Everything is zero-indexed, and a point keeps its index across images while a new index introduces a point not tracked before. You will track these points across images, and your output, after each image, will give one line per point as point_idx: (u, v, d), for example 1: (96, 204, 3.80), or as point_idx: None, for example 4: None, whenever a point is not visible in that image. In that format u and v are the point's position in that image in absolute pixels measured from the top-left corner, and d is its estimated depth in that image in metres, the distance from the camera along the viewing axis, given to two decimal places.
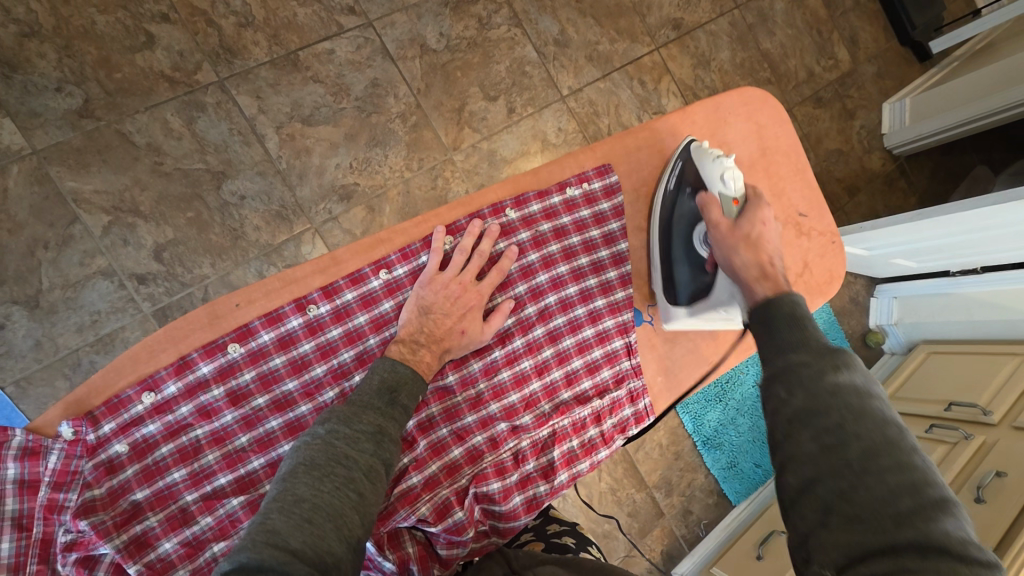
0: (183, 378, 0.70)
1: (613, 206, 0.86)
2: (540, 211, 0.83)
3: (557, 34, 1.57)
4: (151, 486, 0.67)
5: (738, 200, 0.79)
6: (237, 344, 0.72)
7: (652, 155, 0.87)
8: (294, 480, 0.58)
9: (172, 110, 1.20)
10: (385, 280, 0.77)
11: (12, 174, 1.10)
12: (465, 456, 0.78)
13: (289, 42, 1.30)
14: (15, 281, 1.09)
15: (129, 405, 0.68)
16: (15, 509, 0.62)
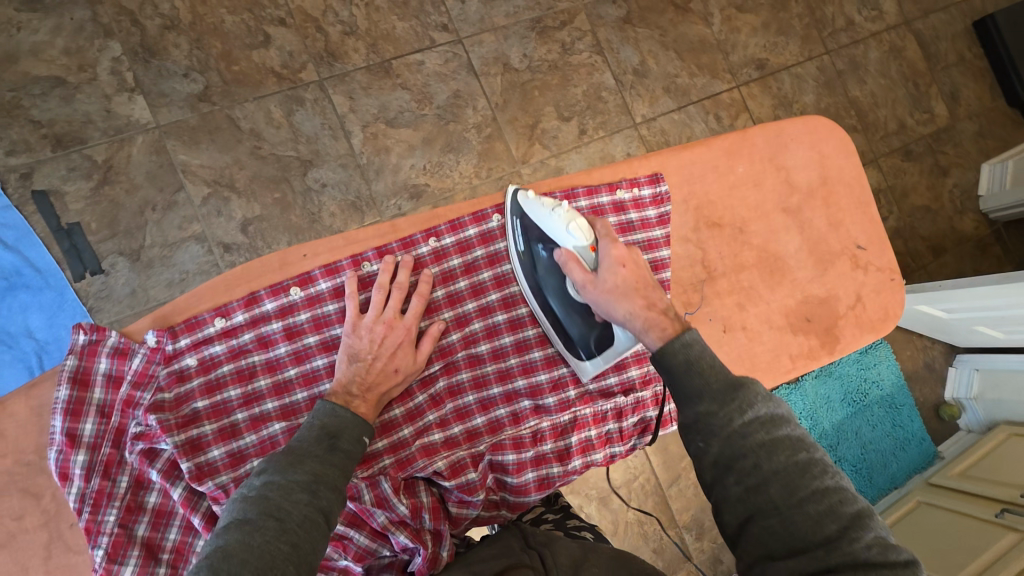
0: (250, 311, 0.77)
1: (659, 214, 0.80)
2: (587, 207, 0.79)
3: (637, 64, 1.61)
4: (210, 398, 0.74)
5: (590, 246, 0.76)
6: (298, 287, 0.78)
7: (707, 172, 0.83)
8: (311, 441, 0.66)
9: (276, 102, 1.34)
10: (433, 248, 0.82)
11: (137, 143, 1.26)
12: (486, 426, 0.80)
13: (385, 52, 1.42)
14: (124, 235, 1.23)
15: (203, 326, 0.75)
16: (101, 398, 0.72)
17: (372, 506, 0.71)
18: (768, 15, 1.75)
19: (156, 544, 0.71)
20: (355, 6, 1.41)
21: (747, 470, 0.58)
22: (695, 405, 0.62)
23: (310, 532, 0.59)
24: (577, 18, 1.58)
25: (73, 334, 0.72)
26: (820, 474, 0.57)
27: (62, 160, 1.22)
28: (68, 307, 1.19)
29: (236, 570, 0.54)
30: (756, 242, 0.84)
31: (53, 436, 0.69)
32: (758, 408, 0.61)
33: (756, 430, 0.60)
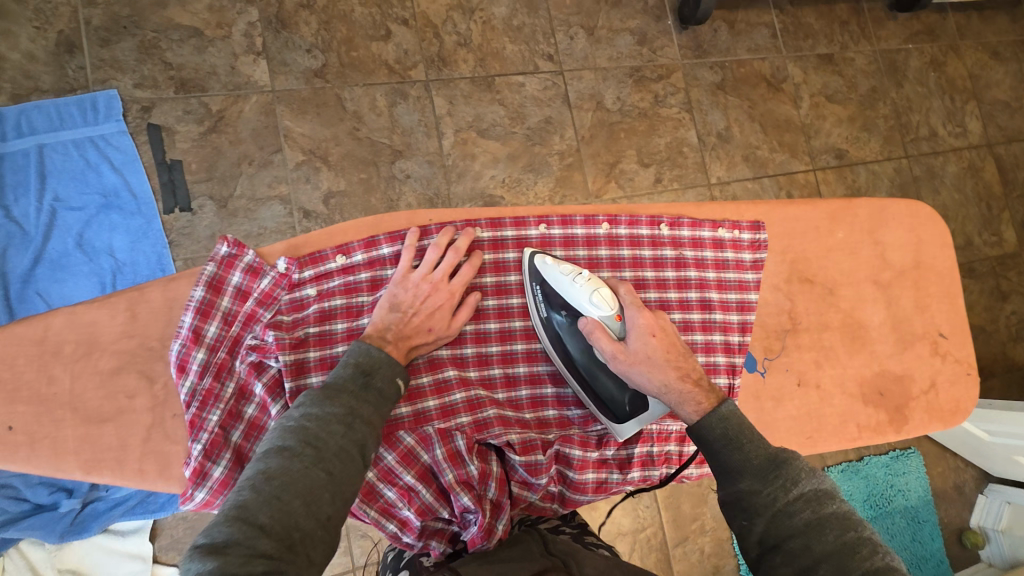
0: (369, 251, 0.76)
1: (754, 259, 0.81)
2: (688, 238, 0.80)
3: (722, 128, 1.66)
4: (320, 326, 0.73)
5: (615, 314, 0.75)
6: (413, 237, 0.77)
7: (807, 230, 0.85)
8: (344, 377, 0.67)
9: (382, 92, 1.42)
10: (541, 232, 0.79)
11: (250, 102, 1.34)
12: (556, 419, 0.80)
13: (491, 68, 1.50)
14: (219, 181, 1.29)
15: (326, 260, 0.75)
16: (227, 308, 0.72)
17: (444, 459, 0.73)
18: (856, 110, 1.80)
19: (243, 454, 0.70)
20: (473, 21, 1.50)
21: (795, 550, 0.59)
22: (737, 482, 0.64)
23: (344, 466, 0.60)
24: (674, 74, 1.64)
25: (217, 244, 0.73)
26: (870, 554, 0.57)
27: (181, 102, 1.29)
28: (151, 237, 1.24)
29: (276, 494, 0.56)
30: (841, 306, 0.85)
31: (180, 330, 0.71)
32: (801, 484, 0.62)
33: (800, 508, 0.61)
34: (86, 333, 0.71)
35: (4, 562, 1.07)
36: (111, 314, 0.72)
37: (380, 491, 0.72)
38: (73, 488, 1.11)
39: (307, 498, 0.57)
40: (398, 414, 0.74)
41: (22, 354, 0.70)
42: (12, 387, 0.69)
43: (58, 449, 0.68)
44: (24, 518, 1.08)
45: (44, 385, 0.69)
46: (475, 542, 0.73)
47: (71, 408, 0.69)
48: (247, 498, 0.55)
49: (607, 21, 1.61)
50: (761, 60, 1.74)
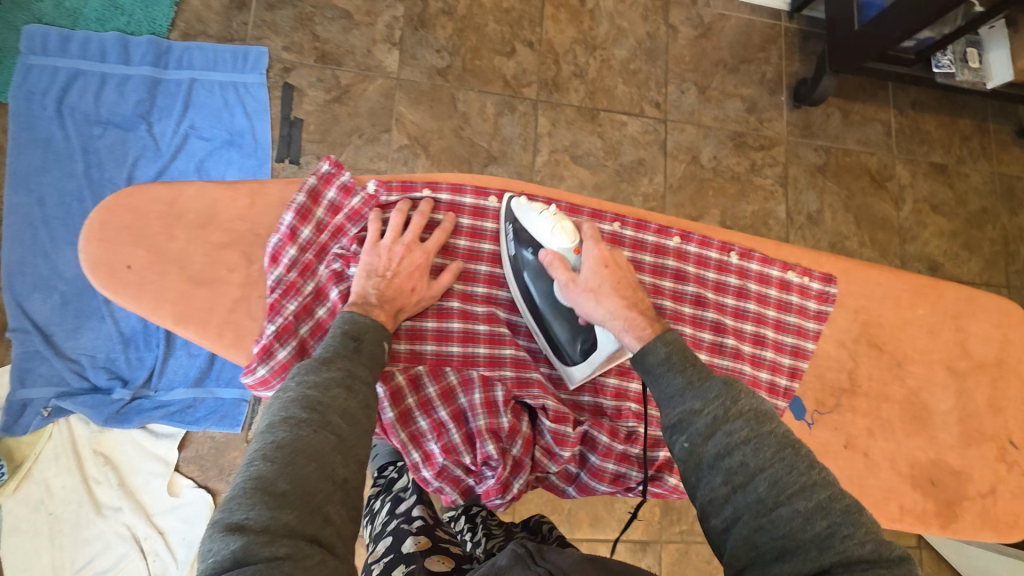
0: (454, 198, 0.81)
1: (819, 309, 0.79)
2: (755, 271, 0.79)
3: (813, 211, 1.64)
4: None
5: (574, 247, 0.75)
6: (496, 199, 0.83)
7: (888, 297, 0.81)
8: (336, 344, 0.67)
9: (493, 101, 1.50)
10: (613, 231, 0.77)
11: (375, 84, 1.45)
12: (590, 406, 0.82)
13: (599, 102, 1.56)
14: (329, 145, 1.40)
15: (415, 192, 0.81)
16: (321, 217, 0.78)
17: (479, 405, 0.76)
18: (960, 225, 1.72)
19: (306, 348, 0.75)
20: (593, 58, 1.58)
21: (732, 468, 0.55)
22: (679, 404, 0.61)
23: (351, 426, 0.62)
24: (777, 148, 1.65)
25: (320, 160, 0.79)
26: (807, 470, 0.54)
27: (317, 71, 1.42)
28: (258, 177, 1.34)
29: (290, 460, 0.56)
30: (907, 381, 0.81)
31: (279, 226, 0.76)
32: (741, 402, 0.58)
33: (739, 425, 0.57)
34: (208, 205, 0.77)
35: (53, 430, 1.18)
36: (233, 196, 0.78)
37: (415, 419, 0.75)
38: (129, 380, 1.21)
39: (320, 462, 0.57)
40: (449, 352, 0.78)
41: (154, 212, 0.75)
42: (138, 234, 0.74)
43: (159, 297, 0.73)
44: (81, 395, 1.18)
45: (165, 240, 0.75)
46: (490, 494, 0.77)
47: (179, 266, 0.74)
48: (260, 470, 0.55)
49: (721, 84, 1.64)
50: (870, 154, 1.71)
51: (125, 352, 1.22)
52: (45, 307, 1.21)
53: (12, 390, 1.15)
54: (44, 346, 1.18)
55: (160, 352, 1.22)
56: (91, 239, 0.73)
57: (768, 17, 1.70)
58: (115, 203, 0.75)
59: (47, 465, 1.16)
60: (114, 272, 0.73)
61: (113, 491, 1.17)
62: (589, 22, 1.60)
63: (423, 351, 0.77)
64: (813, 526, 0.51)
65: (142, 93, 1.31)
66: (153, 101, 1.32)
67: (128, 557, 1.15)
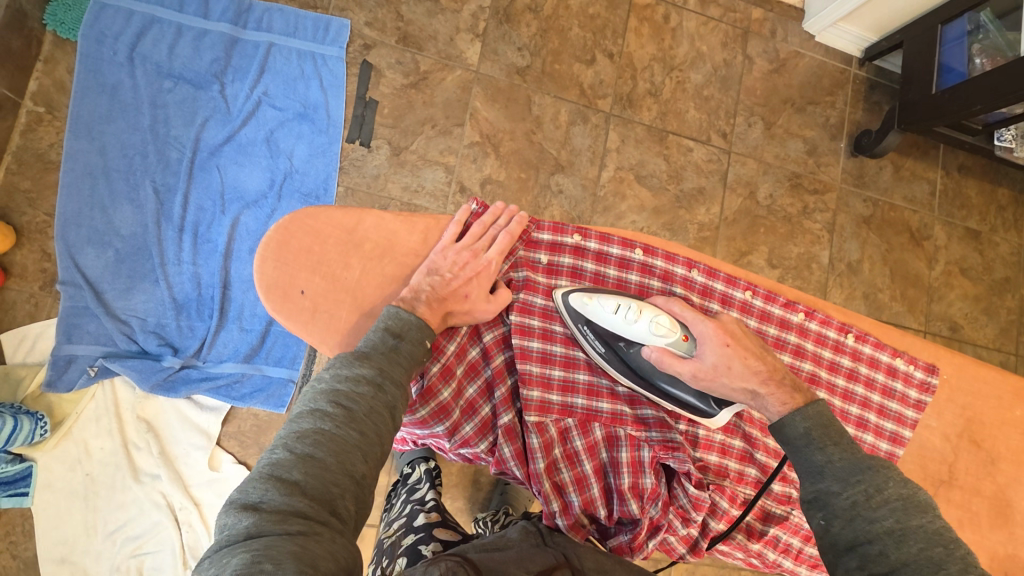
0: (601, 246, 0.81)
1: (919, 399, 0.82)
2: (867, 354, 0.82)
3: (853, 260, 1.68)
4: (545, 300, 0.80)
5: (681, 338, 0.75)
6: (641, 252, 0.81)
7: (990, 395, 0.84)
8: (375, 341, 0.67)
9: (568, 109, 1.48)
10: (744, 299, 0.82)
11: (454, 75, 1.41)
12: (715, 467, 0.81)
13: (669, 124, 1.56)
14: (401, 132, 1.36)
15: (566, 237, 0.80)
16: None
17: (625, 464, 0.79)
18: (983, 290, 1.80)
19: (460, 389, 0.76)
20: (669, 77, 1.57)
21: (869, 555, 0.59)
22: (818, 482, 0.65)
23: (376, 424, 0.61)
24: (830, 193, 1.68)
25: (467, 200, 0.81)
26: (954, 572, 0.56)
27: (397, 52, 1.38)
28: (328, 157, 1.30)
29: (308, 452, 0.56)
30: (997, 478, 0.83)
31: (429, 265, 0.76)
32: (887, 491, 0.61)
33: (884, 514, 0.60)
34: (386, 236, 0.77)
35: (97, 390, 1.15)
36: (409, 230, 0.78)
37: (559, 470, 0.78)
38: (180, 349, 1.18)
39: (341, 456, 0.57)
40: (598, 407, 0.79)
41: (332, 237, 0.75)
42: (318, 260, 0.74)
43: (330, 325, 0.73)
44: (130, 358, 1.15)
45: (339, 267, 0.74)
46: (622, 549, 0.83)
47: (351, 295, 0.74)
48: (280, 457, 0.56)
49: (786, 123, 1.66)
50: (913, 212, 1.76)
51: (176, 318, 1.19)
52: (98, 263, 1.17)
53: (60, 344, 1.12)
54: (95, 304, 1.15)
55: (212, 324, 1.20)
56: (267, 259, 0.73)
57: (840, 62, 1.71)
58: (292, 222, 0.75)
59: (87, 426, 1.13)
60: (287, 296, 0.73)
61: (152, 458, 1.15)
62: (670, 41, 1.58)
63: (574, 404, 0.78)
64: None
65: (217, 52, 1.25)
66: (228, 61, 1.27)
67: (161, 526, 1.13)
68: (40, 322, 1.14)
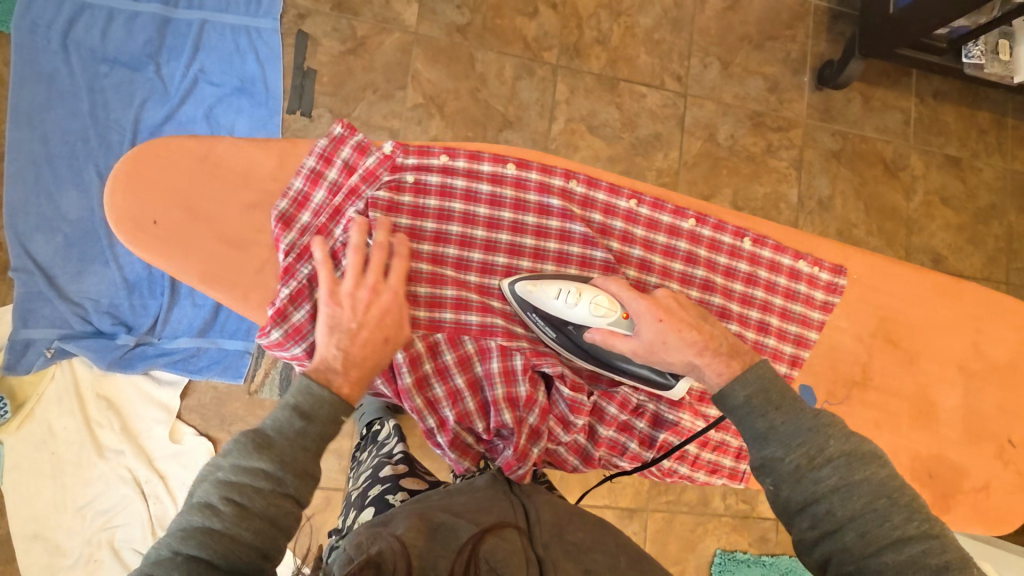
0: (471, 164, 0.78)
1: (825, 300, 0.83)
2: (767, 257, 0.82)
3: (824, 197, 1.64)
4: (411, 220, 0.76)
5: (623, 314, 0.74)
6: (514, 167, 0.79)
7: (907, 294, 0.85)
8: (279, 418, 0.64)
9: (513, 64, 1.46)
10: (628, 207, 0.81)
11: (392, 37, 1.40)
12: (600, 373, 0.84)
13: (620, 71, 1.52)
14: (342, 99, 1.36)
15: (431, 156, 0.77)
16: (334, 178, 0.75)
17: (498, 374, 0.78)
18: (968, 220, 1.73)
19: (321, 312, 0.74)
20: (617, 23, 1.53)
21: (819, 514, 0.62)
22: (764, 448, 0.66)
23: (273, 519, 0.60)
24: (795, 130, 1.63)
25: (332, 122, 0.75)
26: (901, 523, 0.60)
27: (333, 19, 1.37)
28: (269, 129, 1.31)
29: (195, 555, 0.56)
30: (920, 377, 0.85)
31: (288, 190, 0.75)
32: (828, 451, 0.63)
33: (828, 473, 0.63)
34: (243, 162, 0.75)
35: (56, 370, 1.19)
36: (264, 154, 0.76)
37: (431, 385, 0.77)
38: (133, 326, 1.21)
39: (230, 556, 0.57)
40: (468, 321, 0.77)
41: (185, 164, 0.74)
42: (168, 188, 0.73)
43: (185, 253, 0.73)
44: (84, 337, 1.19)
45: (195, 195, 0.74)
46: (508, 466, 0.80)
47: (209, 224, 0.74)
48: (165, 557, 0.56)
49: (744, 61, 1.61)
50: (886, 142, 1.69)
51: (128, 298, 1.21)
52: (48, 249, 1.19)
53: (16, 329, 1.16)
54: (47, 287, 1.18)
55: (164, 301, 1.22)
56: (116, 189, 0.72)
57: None
58: (141, 152, 0.74)
59: (50, 407, 1.18)
60: (140, 226, 0.72)
61: (115, 434, 1.19)
62: None
63: (443, 319, 0.77)
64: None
65: (150, 34, 1.26)
66: (161, 41, 1.27)
67: (129, 499, 1.18)
68: None
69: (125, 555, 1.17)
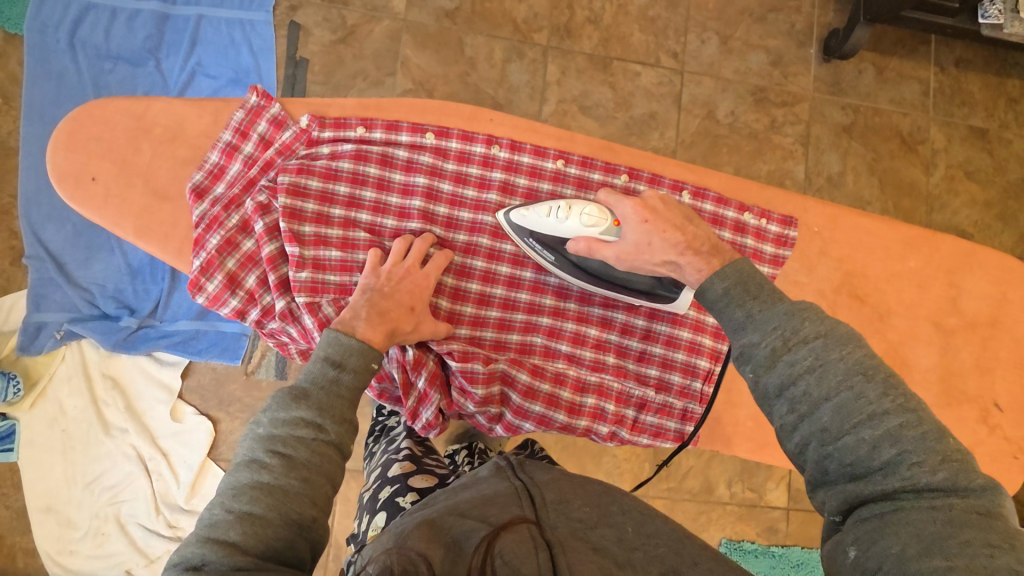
0: (388, 134, 0.83)
1: (775, 254, 0.90)
2: (709, 212, 0.89)
3: (835, 173, 1.56)
4: (323, 184, 0.80)
5: (613, 222, 0.80)
6: (433, 136, 0.84)
7: (879, 249, 0.93)
8: (315, 373, 0.66)
9: (502, 46, 1.46)
10: (556, 168, 0.87)
11: (382, 25, 1.42)
12: (518, 345, 0.88)
13: (613, 50, 1.50)
14: (333, 88, 1.39)
15: (347, 128, 0.82)
16: (251, 152, 0.81)
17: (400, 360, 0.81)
18: (997, 196, 1.62)
19: (237, 279, 0.79)
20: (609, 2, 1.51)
21: (797, 396, 0.56)
22: (742, 335, 0.62)
23: (320, 467, 0.60)
24: (801, 104, 1.56)
25: (248, 93, 0.82)
26: (878, 399, 0.54)
27: (324, 10, 1.40)
28: None
29: (247, 509, 0.55)
30: (888, 335, 0.92)
31: (205, 163, 0.81)
32: (804, 330, 0.58)
33: (802, 354, 0.57)
34: (175, 120, 0.83)
35: (66, 352, 1.24)
36: (195, 111, 0.84)
37: None
38: (135, 309, 1.26)
39: (281, 509, 0.56)
40: None
41: (121, 122, 0.82)
42: (102, 144, 0.82)
43: (122, 208, 0.81)
44: (91, 320, 1.24)
45: (131, 151, 0.82)
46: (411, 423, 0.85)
47: (141, 176, 0.82)
48: (218, 517, 0.55)
49: (745, 34, 1.55)
50: (903, 115, 1.60)
51: (132, 283, 1.25)
52: (59, 237, 1.24)
53: (28, 312, 1.21)
54: (57, 274, 1.23)
55: (165, 286, 1.26)
56: (58, 149, 0.81)
57: None
58: (80, 113, 0.82)
59: (60, 386, 1.23)
60: (80, 181, 0.81)
61: (120, 413, 1.24)
62: None
63: (354, 283, 0.80)
64: (880, 455, 0.53)
65: (150, 29, 1.32)
66: (161, 37, 1.33)
67: (134, 476, 1.23)
68: (12, 294, 1.25)
69: (132, 529, 1.22)
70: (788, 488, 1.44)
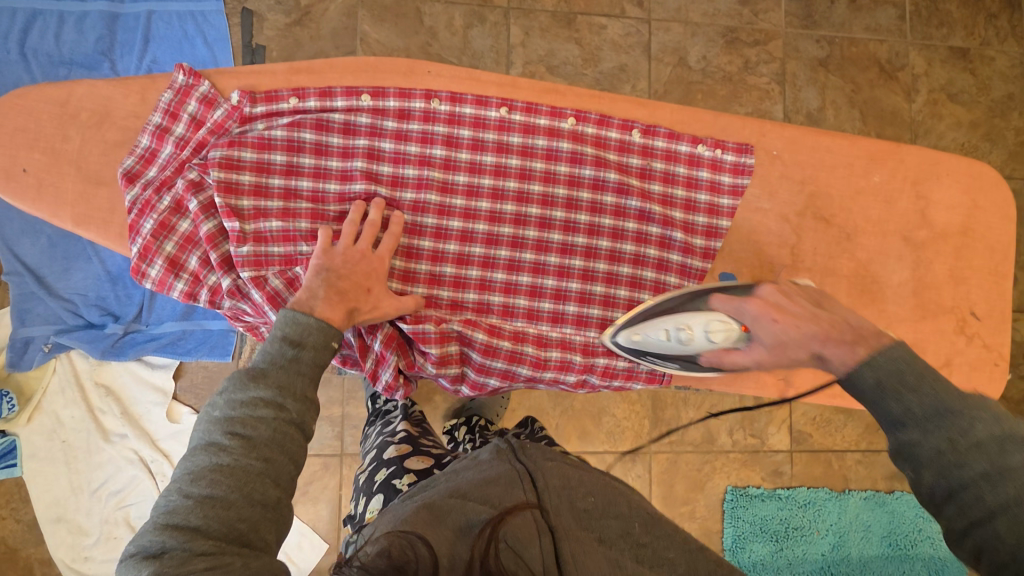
0: (322, 100, 0.81)
1: (734, 184, 0.88)
2: (661, 148, 0.88)
3: (814, 109, 1.53)
4: (258, 155, 0.78)
5: (741, 326, 0.78)
6: (368, 97, 0.82)
7: (842, 167, 0.91)
8: (273, 352, 0.66)
9: (461, 12, 1.42)
10: (501, 116, 0.85)
11: (336, 3, 1.38)
12: (474, 304, 0.85)
13: (575, 5, 1.46)
14: None
15: (280, 100, 0.80)
16: (183, 134, 0.80)
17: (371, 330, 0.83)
18: (981, 115, 1.59)
19: (179, 262, 0.79)
20: None
21: (968, 502, 0.49)
22: (898, 431, 0.54)
23: (281, 445, 0.61)
24: (774, 42, 1.52)
25: (175, 73, 0.80)
26: None
27: None
28: None
29: (207, 492, 0.56)
30: (858, 256, 0.91)
31: (136, 148, 0.80)
32: (977, 432, 0.50)
33: (979, 461, 0.49)
34: (103, 103, 0.83)
35: (57, 364, 1.24)
36: (125, 93, 0.83)
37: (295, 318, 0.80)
38: (120, 316, 1.25)
39: (243, 489, 0.57)
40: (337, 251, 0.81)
41: (47, 112, 0.82)
42: (34, 137, 0.81)
43: (57, 197, 0.81)
44: (77, 330, 1.23)
45: (59, 141, 0.81)
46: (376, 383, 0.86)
47: (75, 165, 0.81)
48: (177, 502, 0.56)
49: None
50: (879, 42, 1.56)
51: (113, 290, 1.24)
52: (34, 250, 1.22)
53: (15, 328, 1.20)
54: (37, 287, 1.21)
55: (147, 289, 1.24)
56: None
57: None
58: (5, 107, 0.81)
59: (55, 397, 1.24)
60: (12, 175, 0.80)
61: (117, 419, 1.25)
62: None
63: (298, 253, 0.79)
64: None
65: (100, 30, 1.29)
66: (113, 37, 1.30)
67: (138, 479, 1.24)
68: None
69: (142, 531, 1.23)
70: (790, 429, 1.44)
